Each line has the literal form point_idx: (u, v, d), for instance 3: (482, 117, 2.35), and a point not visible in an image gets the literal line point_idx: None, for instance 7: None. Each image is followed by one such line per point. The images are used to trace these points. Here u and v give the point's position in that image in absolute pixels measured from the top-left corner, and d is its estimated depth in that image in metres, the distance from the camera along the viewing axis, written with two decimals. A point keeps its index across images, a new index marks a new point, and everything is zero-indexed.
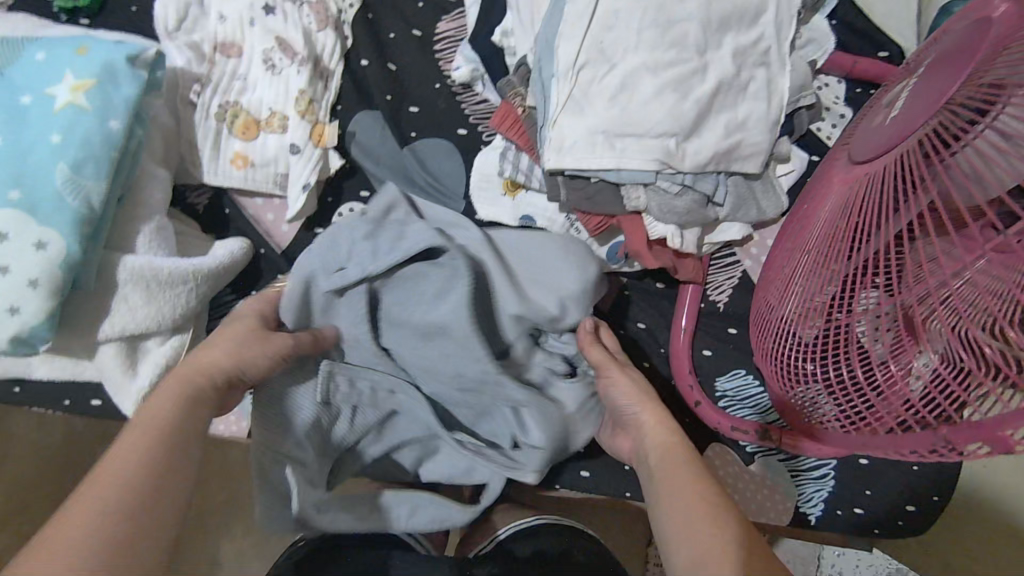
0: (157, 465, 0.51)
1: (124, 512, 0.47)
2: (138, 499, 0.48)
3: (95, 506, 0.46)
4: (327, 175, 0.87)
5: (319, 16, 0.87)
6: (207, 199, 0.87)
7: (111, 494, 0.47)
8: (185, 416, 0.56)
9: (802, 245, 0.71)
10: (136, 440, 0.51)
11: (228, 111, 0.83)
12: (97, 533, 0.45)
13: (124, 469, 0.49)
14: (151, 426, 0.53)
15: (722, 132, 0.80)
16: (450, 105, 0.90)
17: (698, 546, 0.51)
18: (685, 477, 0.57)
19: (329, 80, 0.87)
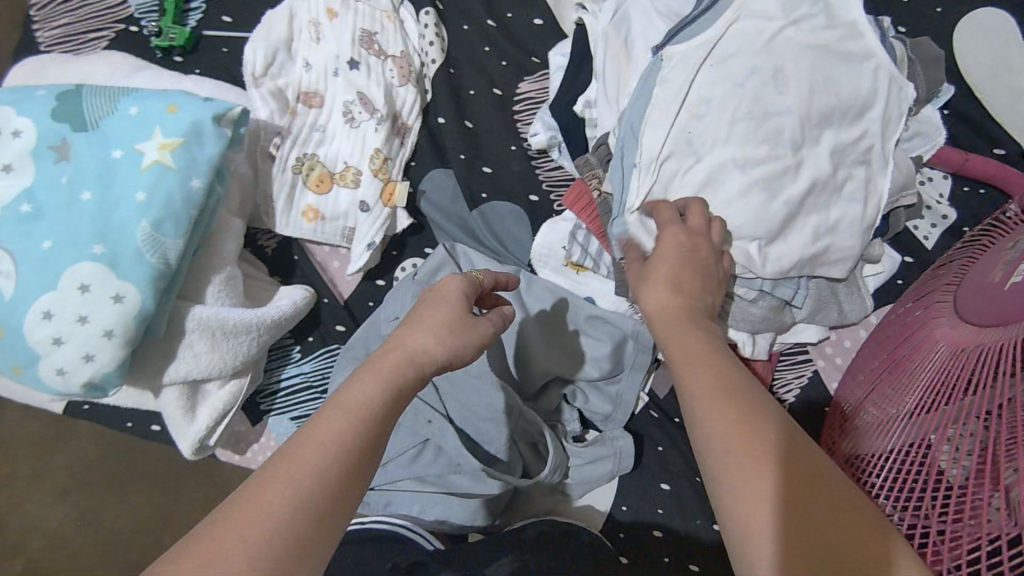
0: (341, 469, 0.44)
1: (302, 529, 0.41)
2: (324, 515, 0.42)
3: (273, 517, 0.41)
4: (394, 232, 0.87)
5: (402, 71, 0.86)
6: (277, 243, 0.89)
7: (290, 507, 0.41)
8: (385, 420, 0.49)
9: (893, 390, 0.63)
10: (339, 423, 0.47)
11: (305, 163, 0.83)
12: (280, 529, 0.40)
13: (322, 452, 0.45)
14: (335, 434, 0.46)
15: (810, 235, 0.75)
16: (524, 169, 0.87)
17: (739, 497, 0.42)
18: (730, 410, 0.45)
19: (406, 136, 0.86)
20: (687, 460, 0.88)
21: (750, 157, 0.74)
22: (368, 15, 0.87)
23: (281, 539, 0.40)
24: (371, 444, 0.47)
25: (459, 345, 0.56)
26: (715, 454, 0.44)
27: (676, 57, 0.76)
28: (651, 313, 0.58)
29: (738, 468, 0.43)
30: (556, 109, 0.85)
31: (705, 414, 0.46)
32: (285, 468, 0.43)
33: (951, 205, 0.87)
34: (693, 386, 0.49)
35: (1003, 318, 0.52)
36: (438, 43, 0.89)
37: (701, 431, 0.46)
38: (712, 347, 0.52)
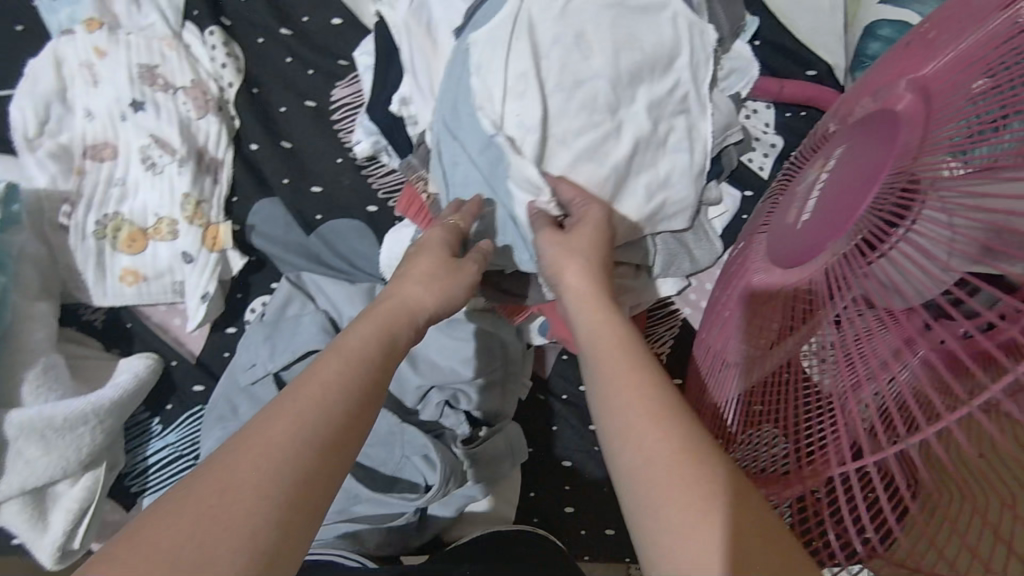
0: (324, 439, 0.43)
1: (308, 471, 0.42)
2: (307, 483, 0.41)
3: (258, 483, 0.40)
4: (231, 275, 0.81)
5: (198, 101, 0.79)
6: (105, 314, 0.81)
7: (295, 443, 0.42)
8: (373, 378, 0.49)
9: (730, 344, 0.63)
10: (336, 368, 0.48)
11: (108, 224, 0.76)
12: (293, 463, 0.41)
13: (331, 396, 0.46)
14: (334, 373, 0.47)
15: (643, 195, 0.76)
16: (356, 182, 0.83)
17: (648, 466, 0.45)
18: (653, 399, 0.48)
19: (219, 173, 0.80)
20: (582, 432, 0.89)
21: (571, 129, 0.72)
22: (144, 47, 0.78)
23: (260, 512, 0.39)
24: (358, 405, 0.47)
25: (446, 289, 0.60)
26: (627, 426, 0.48)
27: (482, 41, 0.72)
28: (569, 289, 0.63)
29: (639, 435, 0.47)
30: (373, 112, 0.80)
31: (616, 389, 0.51)
32: (260, 436, 0.42)
33: (777, 132, 0.89)
34: (607, 369, 0.53)
35: (813, 248, 0.54)
36: (232, 64, 0.81)
37: (614, 408, 0.50)
38: (622, 345, 0.55)
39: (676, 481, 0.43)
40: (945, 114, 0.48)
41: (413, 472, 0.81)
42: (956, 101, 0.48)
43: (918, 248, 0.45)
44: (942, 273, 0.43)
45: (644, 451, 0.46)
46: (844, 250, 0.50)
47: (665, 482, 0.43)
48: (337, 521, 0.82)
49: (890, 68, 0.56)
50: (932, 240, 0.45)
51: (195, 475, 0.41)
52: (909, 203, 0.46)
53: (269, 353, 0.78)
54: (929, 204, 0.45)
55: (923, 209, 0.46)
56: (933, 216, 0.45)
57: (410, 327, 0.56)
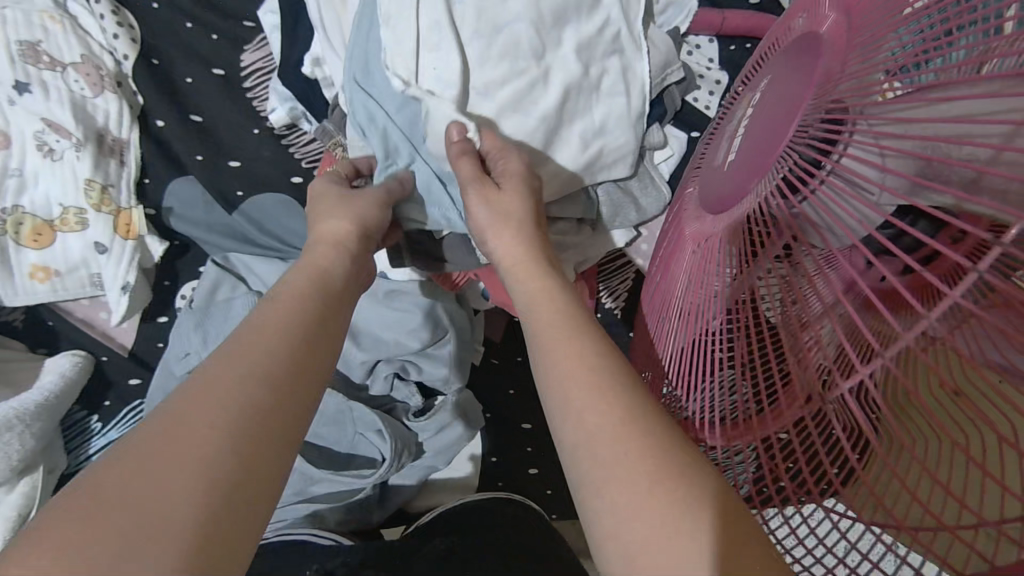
0: (252, 421, 0.37)
1: (244, 454, 0.36)
2: (263, 428, 0.37)
3: (206, 434, 0.36)
4: (152, 262, 0.76)
5: (91, 79, 0.73)
6: (24, 314, 0.76)
7: (222, 431, 0.36)
8: (306, 343, 0.44)
9: (667, 299, 0.61)
10: (260, 343, 0.42)
11: (8, 219, 0.71)
12: (217, 452, 0.35)
13: (243, 372, 0.39)
14: (264, 343, 0.42)
15: (578, 145, 0.71)
16: (277, 152, 0.78)
17: (596, 442, 0.41)
18: (581, 363, 0.45)
19: (125, 154, 0.74)
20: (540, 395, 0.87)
21: (493, 77, 0.67)
22: (22, 21, 0.71)
23: (219, 461, 0.35)
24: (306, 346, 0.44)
25: (364, 214, 0.58)
26: (568, 405, 0.43)
27: None
28: (502, 258, 0.57)
29: (582, 412, 0.42)
30: (285, 76, 0.75)
31: (555, 361, 0.46)
32: (198, 392, 0.38)
33: (722, 68, 0.85)
34: (543, 344, 0.48)
35: (740, 190, 0.51)
36: (125, 34, 0.75)
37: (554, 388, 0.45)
38: (558, 311, 0.51)
39: (632, 458, 0.39)
40: (863, 37, 0.45)
41: (368, 449, 0.79)
42: (883, 17, 0.44)
43: (847, 181, 0.42)
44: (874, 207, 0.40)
45: (591, 430, 0.41)
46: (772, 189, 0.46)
47: (620, 458, 0.39)
48: (294, 501, 0.80)
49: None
50: (859, 172, 0.41)
51: (129, 441, 0.35)
52: (838, 133, 0.43)
53: (201, 341, 0.74)
54: (858, 133, 0.41)
55: (850, 141, 0.42)
56: (861, 145, 0.41)
57: (342, 256, 0.54)
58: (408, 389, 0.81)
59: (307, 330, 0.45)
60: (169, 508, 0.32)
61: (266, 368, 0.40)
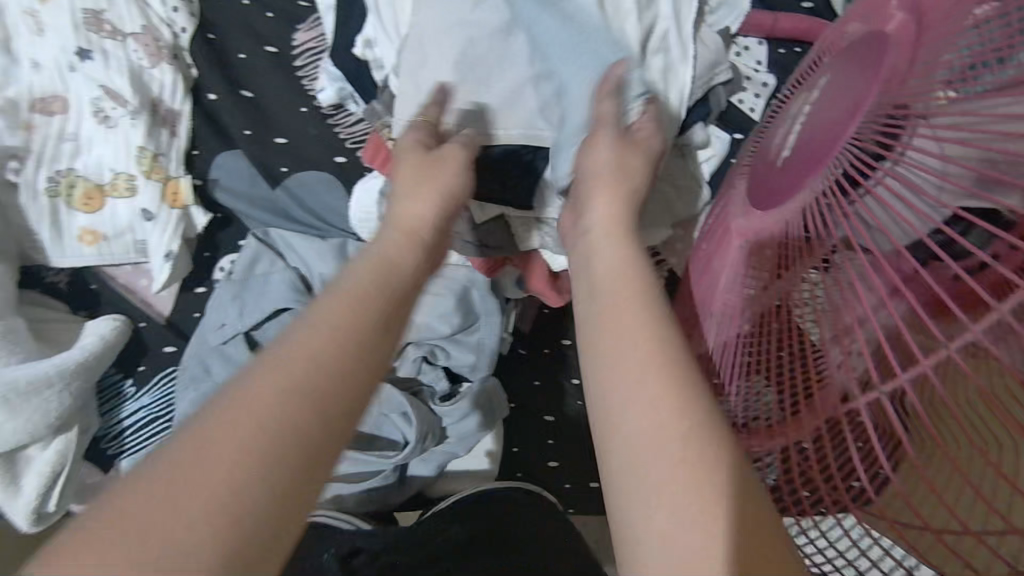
0: (311, 393, 0.38)
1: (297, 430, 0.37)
2: (332, 406, 0.39)
3: (281, 403, 0.37)
4: (195, 233, 0.77)
5: (149, 49, 0.74)
6: (70, 276, 0.78)
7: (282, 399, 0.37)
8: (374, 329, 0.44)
9: (706, 297, 0.60)
10: (336, 317, 0.43)
11: (62, 181, 0.72)
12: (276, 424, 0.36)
13: (318, 347, 0.40)
14: (328, 328, 0.42)
15: None
16: (322, 132, 0.79)
17: (640, 422, 0.40)
18: (634, 339, 0.44)
19: (176, 125, 0.76)
20: (565, 390, 0.86)
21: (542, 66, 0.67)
22: None
23: (290, 437, 0.36)
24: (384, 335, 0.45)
25: (446, 185, 0.60)
26: (618, 399, 0.42)
27: None
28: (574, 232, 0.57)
29: (642, 407, 0.41)
30: (336, 56, 0.75)
31: (623, 349, 0.44)
32: (267, 374, 0.38)
33: (769, 70, 0.84)
34: (606, 334, 0.46)
35: (794, 184, 0.50)
36: (184, 7, 0.76)
37: (608, 380, 0.43)
38: (629, 285, 0.49)
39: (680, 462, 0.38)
40: (933, 33, 0.44)
41: (392, 429, 0.80)
42: (950, 21, 0.43)
43: (902, 183, 0.41)
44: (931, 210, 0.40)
45: (647, 427, 0.40)
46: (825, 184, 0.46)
47: (649, 442, 0.39)
48: None
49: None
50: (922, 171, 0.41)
51: (220, 401, 0.37)
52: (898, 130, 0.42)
53: (238, 312, 0.75)
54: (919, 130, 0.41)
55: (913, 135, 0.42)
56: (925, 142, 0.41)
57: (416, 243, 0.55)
58: (436, 375, 0.81)
59: (388, 317, 0.46)
60: (228, 484, 0.34)
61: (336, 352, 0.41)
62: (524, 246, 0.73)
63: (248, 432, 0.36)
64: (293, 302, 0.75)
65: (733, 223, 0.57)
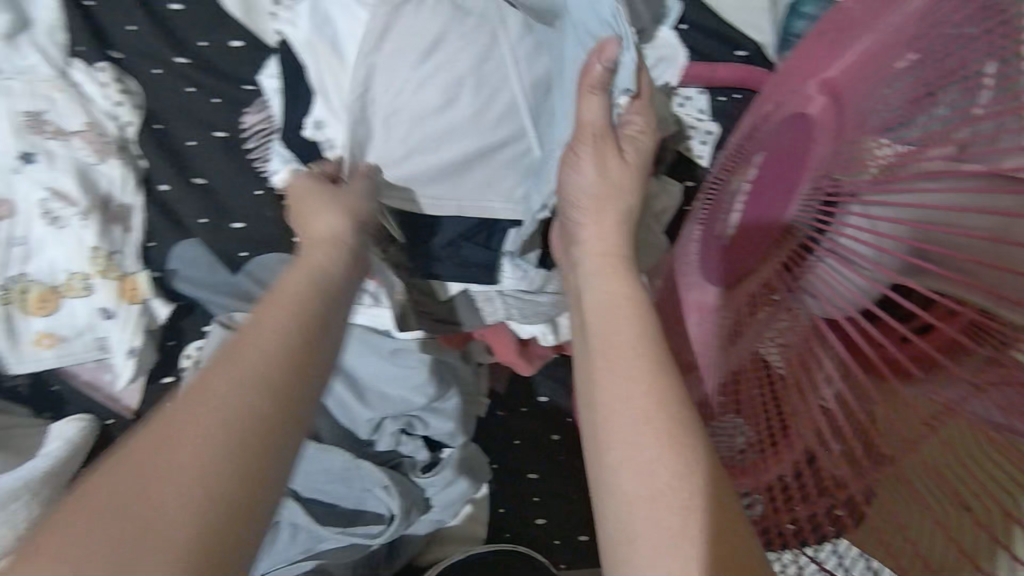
0: (242, 440, 0.40)
1: (221, 474, 0.39)
2: (252, 438, 0.41)
3: (211, 434, 0.40)
4: (157, 324, 0.77)
5: (95, 146, 0.74)
6: (29, 379, 0.77)
7: (205, 447, 0.39)
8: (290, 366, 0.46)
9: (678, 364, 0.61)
10: (237, 358, 0.44)
11: (15, 288, 0.71)
12: (192, 475, 0.38)
13: (228, 387, 0.42)
14: (235, 370, 0.43)
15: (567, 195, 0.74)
16: (279, 213, 0.79)
17: (638, 451, 0.44)
18: (638, 376, 0.48)
19: (129, 219, 0.75)
20: (545, 443, 0.88)
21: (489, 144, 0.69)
22: (26, 91, 0.72)
23: (220, 463, 0.39)
24: (293, 367, 0.45)
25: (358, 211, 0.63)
26: (621, 448, 0.45)
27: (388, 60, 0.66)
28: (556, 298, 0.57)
29: (647, 457, 0.43)
30: (288, 139, 0.76)
31: (624, 397, 0.47)
32: (180, 422, 0.40)
33: (712, 118, 0.86)
34: (607, 386, 0.49)
35: (758, 239, 0.53)
36: (128, 100, 0.76)
37: (610, 432, 0.46)
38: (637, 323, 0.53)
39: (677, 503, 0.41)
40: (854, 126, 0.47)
41: (375, 503, 0.80)
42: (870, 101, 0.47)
43: (844, 256, 0.44)
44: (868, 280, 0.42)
45: (651, 475, 0.43)
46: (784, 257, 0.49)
47: (647, 469, 0.43)
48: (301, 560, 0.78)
49: (794, 69, 0.56)
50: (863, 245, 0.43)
51: (145, 442, 0.39)
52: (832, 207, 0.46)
53: None
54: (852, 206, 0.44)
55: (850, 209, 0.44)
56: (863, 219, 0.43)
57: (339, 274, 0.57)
58: (416, 446, 0.81)
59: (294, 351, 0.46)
60: (166, 528, 0.36)
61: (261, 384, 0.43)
62: (490, 318, 0.75)
63: (192, 435, 0.40)
64: None
65: (698, 299, 0.59)
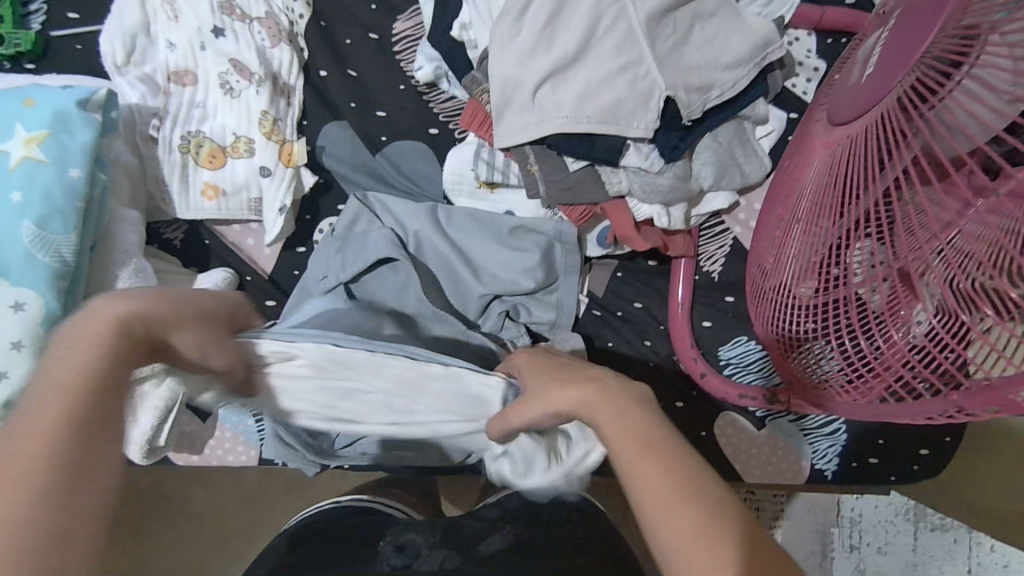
0: (75, 465, 0.39)
1: (53, 509, 0.37)
2: (77, 476, 0.39)
3: (34, 483, 0.37)
4: (302, 194, 0.85)
5: (271, 31, 0.84)
6: (184, 234, 0.85)
7: (18, 520, 0.36)
8: (99, 418, 0.41)
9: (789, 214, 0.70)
10: (39, 420, 0.39)
11: (191, 141, 0.80)
12: (22, 527, 0.36)
13: (35, 451, 0.38)
14: (56, 408, 0.39)
15: (699, 80, 0.78)
16: (418, 106, 0.87)
17: (637, 474, 0.44)
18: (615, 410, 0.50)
19: (291, 97, 0.84)
20: (638, 350, 0.91)
21: (616, 23, 0.75)
22: None
23: (56, 515, 0.37)
24: (98, 400, 0.41)
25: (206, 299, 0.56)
26: (642, 500, 0.43)
27: None
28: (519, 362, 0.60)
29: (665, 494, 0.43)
30: (434, 39, 0.85)
31: (609, 425, 0.49)
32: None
33: (820, 57, 0.93)
34: (610, 441, 0.48)
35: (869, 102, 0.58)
36: None
37: (630, 477, 0.45)
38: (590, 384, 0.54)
39: (705, 524, 0.41)
40: None
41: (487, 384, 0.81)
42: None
43: (980, 84, 0.49)
44: (996, 114, 0.48)
45: (667, 528, 0.41)
46: (902, 106, 0.54)
47: (661, 495, 0.43)
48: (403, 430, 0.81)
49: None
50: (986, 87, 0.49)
51: None
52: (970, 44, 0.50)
53: (340, 265, 0.79)
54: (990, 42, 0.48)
55: (983, 49, 0.49)
56: (994, 55, 0.48)
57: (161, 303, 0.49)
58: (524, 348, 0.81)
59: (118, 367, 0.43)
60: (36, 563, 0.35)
61: (51, 453, 0.38)
62: (614, 193, 0.80)
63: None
64: (393, 254, 0.79)
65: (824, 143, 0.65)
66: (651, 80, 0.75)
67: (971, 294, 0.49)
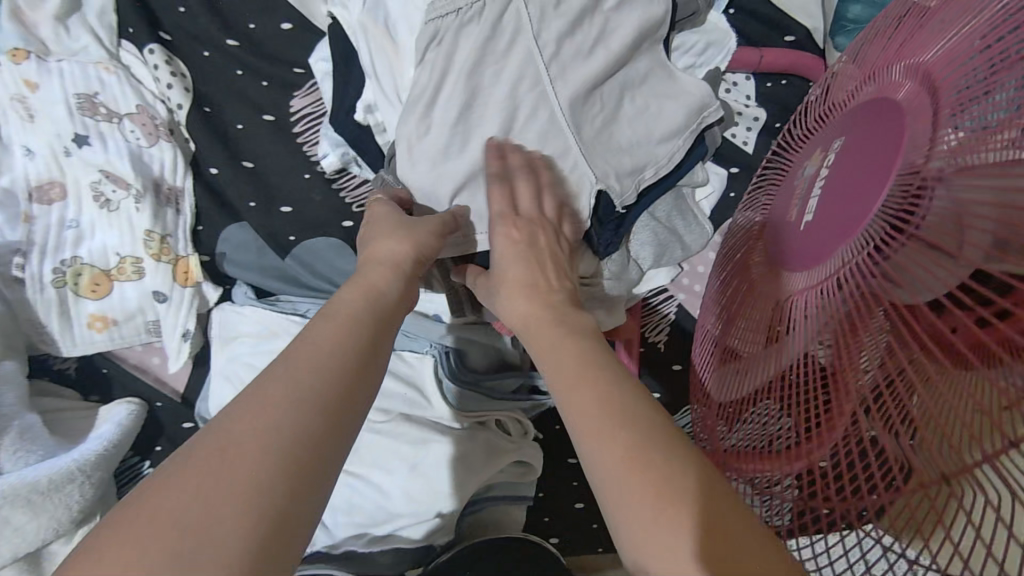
0: (311, 423, 0.40)
1: (289, 462, 0.38)
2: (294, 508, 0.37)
3: (269, 442, 0.38)
4: (207, 308, 0.78)
5: (147, 128, 0.74)
6: (78, 362, 0.77)
7: (263, 458, 0.37)
8: (336, 382, 0.43)
9: (753, 278, 0.61)
10: (276, 385, 0.41)
11: (68, 271, 0.72)
12: (250, 470, 0.37)
13: (275, 406, 0.40)
14: (304, 370, 0.42)
15: (633, 163, 0.72)
16: (326, 197, 0.78)
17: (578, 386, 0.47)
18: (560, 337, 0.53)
19: (181, 203, 0.75)
20: None
21: (534, 112, 0.67)
22: (79, 74, 0.72)
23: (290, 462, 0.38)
24: (341, 389, 0.43)
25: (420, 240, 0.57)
26: (581, 418, 0.45)
27: (423, 36, 0.65)
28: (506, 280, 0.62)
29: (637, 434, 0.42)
30: (336, 121, 0.74)
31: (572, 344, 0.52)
32: (224, 438, 0.38)
33: (759, 104, 0.86)
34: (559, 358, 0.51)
35: (828, 222, 0.49)
36: (179, 83, 0.75)
37: (574, 382, 0.47)
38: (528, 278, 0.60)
39: (643, 442, 0.41)
40: (952, 97, 0.43)
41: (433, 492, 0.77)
42: (958, 73, 0.44)
43: (926, 245, 0.41)
44: (946, 273, 0.40)
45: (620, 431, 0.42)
46: (852, 252, 0.46)
47: (600, 407, 0.44)
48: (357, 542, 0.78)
49: (883, 54, 0.53)
50: (933, 248, 0.41)
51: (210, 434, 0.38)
52: (916, 201, 0.42)
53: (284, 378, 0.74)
54: (935, 204, 0.41)
55: (927, 210, 0.41)
56: (939, 218, 0.40)
57: (394, 284, 0.54)
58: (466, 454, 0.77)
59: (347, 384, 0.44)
60: (240, 507, 0.35)
61: (305, 411, 0.40)
62: None
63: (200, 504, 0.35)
64: None
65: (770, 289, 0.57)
66: (579, 177, 0.70)
67: (938, 416, 0.38)
